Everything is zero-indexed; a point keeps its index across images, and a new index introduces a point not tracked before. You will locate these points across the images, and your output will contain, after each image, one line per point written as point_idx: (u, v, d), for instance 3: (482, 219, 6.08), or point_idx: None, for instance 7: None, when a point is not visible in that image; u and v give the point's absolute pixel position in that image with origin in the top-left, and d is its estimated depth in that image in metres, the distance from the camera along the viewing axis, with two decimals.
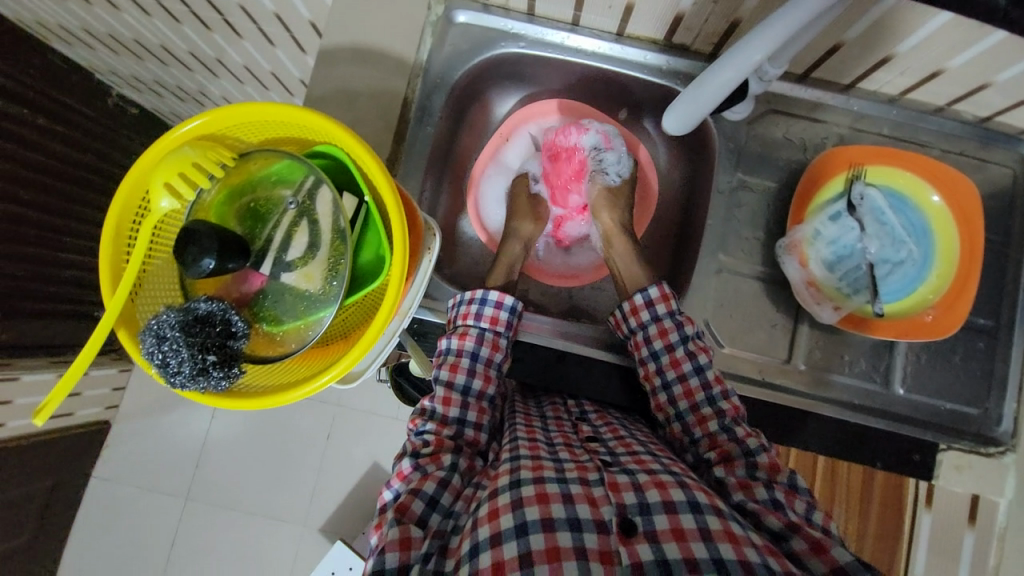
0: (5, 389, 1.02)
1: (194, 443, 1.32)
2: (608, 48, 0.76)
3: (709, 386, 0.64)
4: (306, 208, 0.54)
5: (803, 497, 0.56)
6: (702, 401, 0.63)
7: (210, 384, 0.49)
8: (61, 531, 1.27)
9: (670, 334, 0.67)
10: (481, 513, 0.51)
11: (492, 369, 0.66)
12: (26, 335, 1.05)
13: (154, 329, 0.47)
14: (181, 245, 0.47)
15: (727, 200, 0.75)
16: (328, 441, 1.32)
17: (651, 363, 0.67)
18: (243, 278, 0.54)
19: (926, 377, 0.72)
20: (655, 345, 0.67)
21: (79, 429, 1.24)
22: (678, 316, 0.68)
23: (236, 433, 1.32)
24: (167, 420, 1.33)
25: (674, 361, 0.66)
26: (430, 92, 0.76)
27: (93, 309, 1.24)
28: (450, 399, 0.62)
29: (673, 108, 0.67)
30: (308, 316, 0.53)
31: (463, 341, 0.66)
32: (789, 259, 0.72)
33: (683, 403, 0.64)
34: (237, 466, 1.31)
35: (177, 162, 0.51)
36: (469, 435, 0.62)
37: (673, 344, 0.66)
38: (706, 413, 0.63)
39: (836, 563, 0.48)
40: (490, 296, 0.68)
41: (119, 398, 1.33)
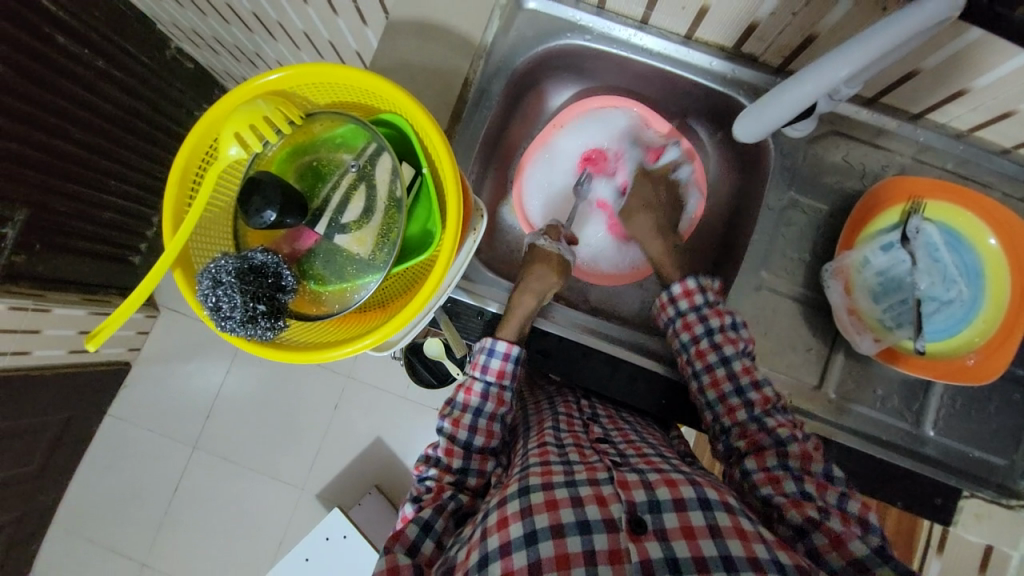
0: (34, 318, 1.06)
1: (209, 394, 1.36)
2: (674, 50, 0.76)
3: (736, 376, 0.63)
4: (366, 172, 0.55)
5: (836, 488, 0.55)
6: (730, 391, 0.63)
7: (256, 334, 0.50)
8: (72, 462, 1.31)
9: (704, 321, 0.67)
10: (489, 522, 0.50)
11: (496, 424, 0.64)
12: (57, 270, 1.09)
13: (212, 272, 0.48)
14: (247, 193, 0.49)
15: (776, 218, 0.74)
16: (336, 410, 1.34)
17: (682, 354, 0.68)
18: (297, 235, 0.55)
19: (957, 421, 0.71)
20: (683, 338, 0.68)
21: (102, 367, 1.28)
22: (708, 306, 0.68)
23: (249, 390, 1.35)
24: (186, 369, 1.37)
25: (701, 352, 0.66)
26: (492, 77, 0.75)
27: (128, 252, 1.27)
28: (452, 451, 0.62)
29: (746, 115, 0.66)
30: (355, 280, 0.54)
31: (469, 395, 0.64)
32: (834, 284, 0.70)
33: (712, 392, 0.64)
34: (246, 423, 1.34)
35: (248, 114, 0.51)
36: (472, 482, 0.62)
37: (699, 335, 0.66)
38: (735, 403, 0.62)
39: (852, 556, 0.51)
40: (497, 347, 0.65)
41: (142, 342, 1.37)
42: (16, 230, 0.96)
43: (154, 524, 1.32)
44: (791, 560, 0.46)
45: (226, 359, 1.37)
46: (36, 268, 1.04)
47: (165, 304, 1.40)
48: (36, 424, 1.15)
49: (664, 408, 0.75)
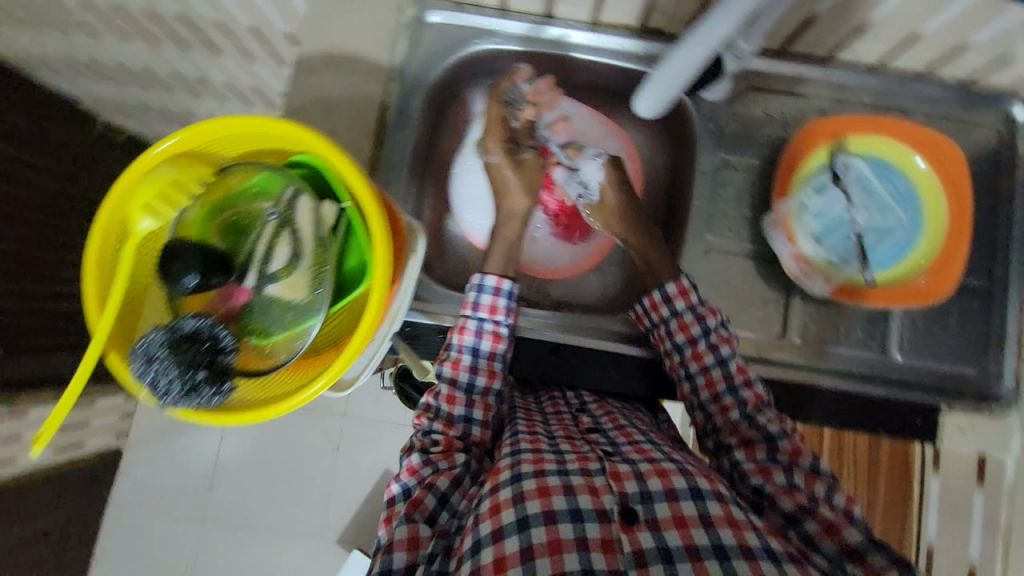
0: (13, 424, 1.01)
1: (207, 464, 1.33)
2: (581, 37, 0.77)
3: (715, 347, 0.63)
4: (287, 217, 0.53)
5: (824, 480, 0.56)
6: (712, 364, 0.62)
7: (202, 401, 0.49)
8: (79, 564, 1.27)
9: (681, 299, 0.66)
10: (482, 509, 0.51)
11: (492, 397, 0.63)
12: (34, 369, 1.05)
13: (142, 350, 0.48)
14: (167, 261, 0.48)
15: (711, 180, 0.75)
16: (338, 453, 1.32)
17: (675, 355, 0.65)
18: (228, 294, 0.53)
19: (924, 342, 0.72)
20: (678, 339, 0.65)
21: (87, 462, 1.23)
22: (670, 284, 0.66)
23: (247, 450, 1.33)
24: (177, 444, 1.33)
25: (683, 326, 0.65)
26: (408, 94, 0.76)
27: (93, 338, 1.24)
28: (454, 398, 0.61)
29: (643, 91, 0.67)
30: (296, 326, 0.53)
31: (462, 335, 0.63)
32: (777, 235, 0.71)
33: (694, 364, 0.64)
34: (250, 484, 1.32)
35: (156, 182, 0.51)
36: (477, 433, 0.62)
37: (695, 337, 0.64)
38: (715, 376, 0.62)
39: (846, 542, 0.52)
40: (486, 283, 0.65)
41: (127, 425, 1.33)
42: None
43: None
44: (782, 547, 0.46)
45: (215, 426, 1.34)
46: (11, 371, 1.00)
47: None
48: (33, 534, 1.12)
49: (643, 386, 0.74)
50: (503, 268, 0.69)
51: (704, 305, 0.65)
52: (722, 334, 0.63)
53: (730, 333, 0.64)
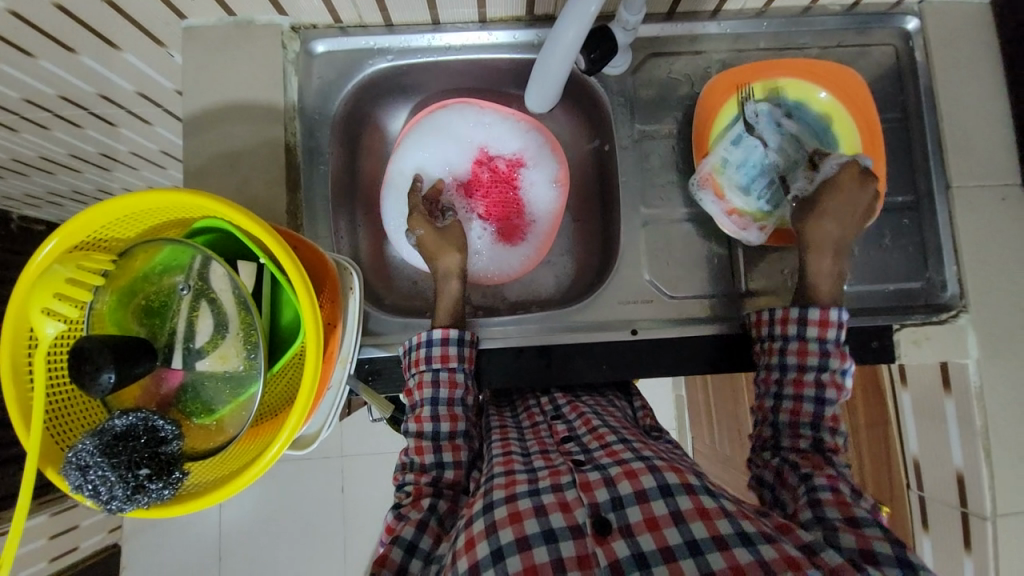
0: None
1: (212, 538, 1.28)
2: (475, 38, 0.75)
3: (823, 387, 0.62)
4: (202, 289, 0.52)
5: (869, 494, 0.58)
6: (808, 397, 0.62)
7: (152, 498, 0.46)
8: None
9: (816, 327, 0.63)
10: (458, 546, 0.50)
11: (461, 436, 0.64)
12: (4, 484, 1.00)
13: (74, 460, 0.44)
14: None
15: (634, 154, 0.75)
16: (344, 493, 1.30)
17: (774, 371, 0.65)
18: (161, 378, 0.51)
19: (865, 266, 0.74)
20: (787, 358, 0.64)
21: (92, 559, 1.19)
22: (814, 310, 0.63)
23: (251, 513, 1.29)
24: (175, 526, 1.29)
25: (802, 351, 0.64)
26: (313, 129, 0.75)
27: None
28: (422, 448, 0.63)
29: (532, 76, 0.67)
30: (238, 398, 0.51)
31: (421, 388, 0.65)
32: (706, 195, 0.71)
33: (790, 388, 0.64)
34: (260, 548, 1.28)
35: (50, 283, 0.48)
36: (450, 476, 0.63)
37: (808, 366, 0.63)
38: (805, 408, 0.62)
39: (850, 512, 0.53)
40: (434, 335, 0.65)
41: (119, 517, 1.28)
42: None
43: None
44: (755, 527, 0.46)
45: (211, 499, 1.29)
46: None
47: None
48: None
49: (613, 370, 0.72)
50: (453, 321, 0.69)
51: (832, 345, 0.63)
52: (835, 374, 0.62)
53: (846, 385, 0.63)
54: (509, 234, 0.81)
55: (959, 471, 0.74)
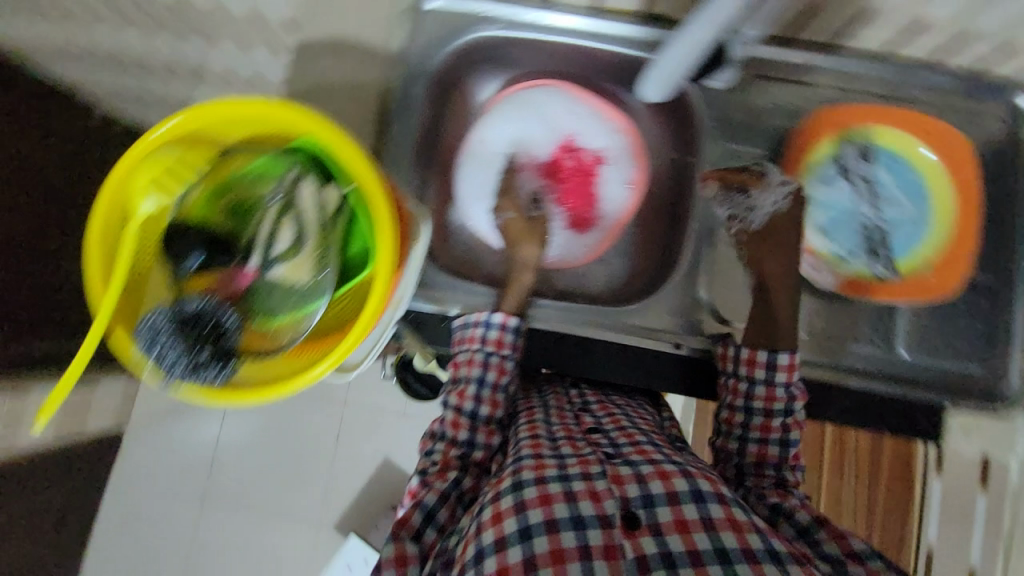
0: None
1: (206, 450, 1.33)
2: (583, 25, 0.75)
3: (789, 428, 0.62)
4: (290, 201, 0.53)
5: None
6: (773, 438, 0.62)
7: (206, 379, 0.49)
8: (77, 551, 1.28)
9: (784, 371, 0.62)
10: (483, 518, 0.52)
11: (499, 392, 0.67)
12: None
13: (149, 327, 0.49)
14: (176, 244, 0.52)
15: (720, 170, 0.76)
16: (339, 440, 1.34)
17: (738, 411, 0.63)
18: (232, 275, 0.53)
19: (930, 338, 0.72)
20: (753, 402, 0.63)
21: (90, 444, 1.22)
22: (784, 354, 0.62)
23: (248, 437, 1.33)
24: (177, 427, 1.33)
25: (770, 395, 0.62)
26: (409, 82, 0.76)
27: None
28: (458, 423, 0.65)
29: (653, 66, 0.66)
30: (301, 309, 0.54)
31: (471, 366, 0.67)
32: (783, 227, 0.71)
33: (755, 429, 0.62)
34: (248, 473, 1.33)
35: (160, 164, 0.51)
36: (478, 455, 0.65)
37: (774, 410, 0.62)
38: (769, 449, 0.62)
39: (850, 548, 0.53)
40: (494, 319, 0.68)
41: (127, 410, 1.31)
42: None
43: None
44: (784, 547, 0.48)
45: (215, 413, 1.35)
46: None
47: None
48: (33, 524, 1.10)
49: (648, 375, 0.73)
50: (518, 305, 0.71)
51: (793, 385, 0.63)
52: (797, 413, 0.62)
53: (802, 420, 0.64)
54: (580, 226, 0.80)
55: (972, 570, 0.66)
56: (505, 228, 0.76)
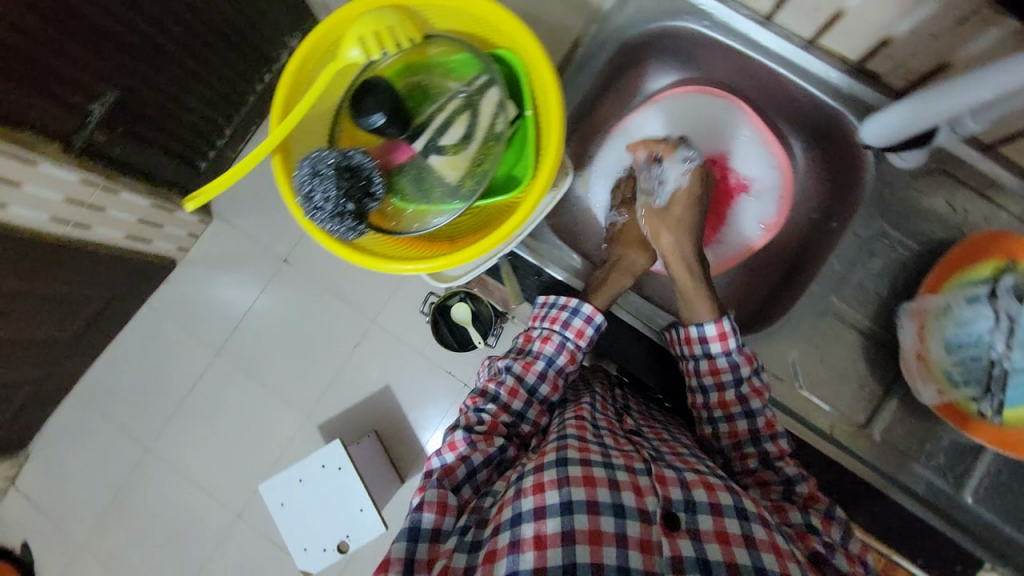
0: (105, 197, 1.22)
1: (238, 308, 1.55)
2: (793, 54, 0.72)
3: (745, 399, 0.65)
4: (472, 101, 0.55)
5: (840, 526, 0.59)
6: (738, 414, 0.65)
7: (340, 231, 0.52)
8: (105, 336, 1.51)
9: (717, 341, 0.65)
10: (525, 485, 0.57)
11: (561, 378, 0.71)
12: (139, 161, 1.25)
13: (313, 163, 0.50)
14: (362, 94, 0.51)
15: (861, 245, 0.72)
16: (354, 349, 1.53)
17: (699, 395, 0.67)
18: (392, 148, 0.55)
19: (1005, 499, 0.68)
20: (705, 380, 0.66)
21: (153, 258, 1.46)
22: (710, 325, 0.65)
23: (278, 312, 1.54)
24: (218, 280, 1.55)
25: (713, 368, 0.66)
26: (604, 42, 0.74)
27: (193, 158, 1.40)
28: (516, 391, 0.69)
29: (901, 103, 0.62)
30: (440, 204, 0.55)
31: (544, 344, 0.70)
32: (906, 325, 0.69)
33: (718, 410, 0.66)
34: (269, 342, 1.54)
35: (375, 21, 0.53)
36: (524, 428, 0.70)
37: (725, 384, 0.65)
38: (740, 427, 0.65)
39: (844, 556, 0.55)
40: (582, 309, 0.70)
41: (190, 244, 1.55)
42: (104, 111, 1.08)
43: (168, 409, 1.54)
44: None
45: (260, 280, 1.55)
46: (113, 151, 1.17)
47: (218, 215, 1.56)
48: (86, 296, 1.34)
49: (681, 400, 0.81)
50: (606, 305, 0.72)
51: (738, 350, 0.65)
52: (755, 383, 0.65)
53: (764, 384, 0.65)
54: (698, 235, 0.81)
55: None
56: (618, 230, 0.78)
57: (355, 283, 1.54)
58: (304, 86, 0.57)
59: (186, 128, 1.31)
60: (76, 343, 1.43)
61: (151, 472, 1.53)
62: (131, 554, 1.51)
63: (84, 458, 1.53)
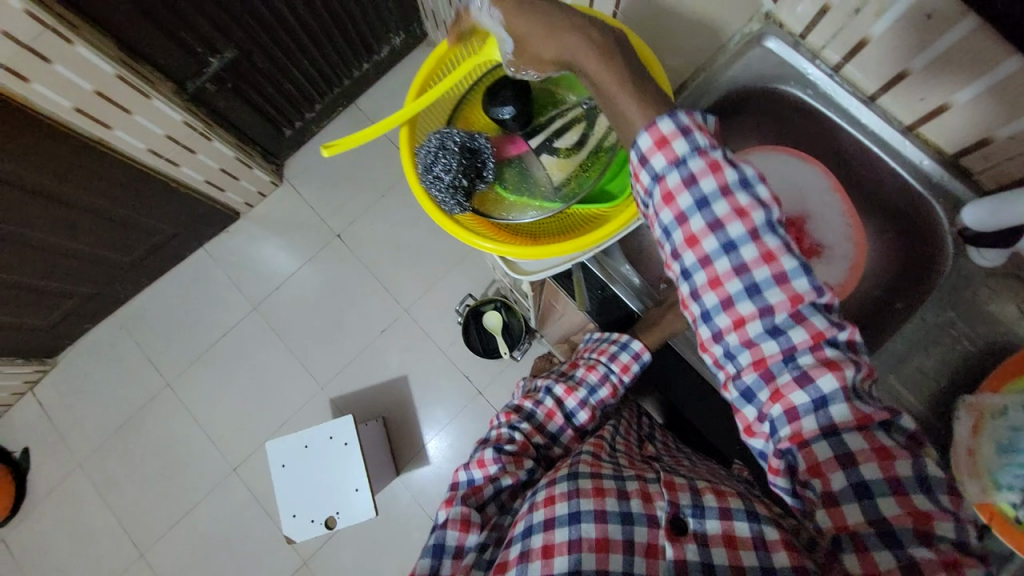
0: (198, 141, 1.31)
1: (283, 272, 1.62)
2: (890, 136, 0.75)
3: (720, 225, 0.48)
4: (592, 113, 0.60)
5: (905, 462, 0.47)
6: (718, 251, 0.49)
7: (447, 202, 0.57)
8: (156, 271, 1.59)
9: (659, 153, 0.48)
10: (537, 499, 0.59)
11: (599, 408, 0.71)
12: (232, 113, 1.33)
13: (439, 138, 0.58)
14: (499, 88, 0.59)
15: (924, 332, 0.73)
16: (381, 333, 1.57)
17: (666, 246, 0.51)
18: (508, 141, 0.62)
19: None
20: (666, 219, 0.50)
21: (221, 207, 1.55)
22: (644, 136, 0.48)
23: (318, 283, 1.60)
24: (272, 242, 1.63)
25: (669, 193, 0.49)
26: (700, 93, 0.82)
27: (279, 120, 1.50)
28: (554, 413, 0.70)
29: (993, 199, 0.64)
30: (542, 200, 0.61)
31: (588, 372, 0.71)
32: (964, 420, 0.69)
33: (692, 256, 0.50)
34: (303, 308, 1.60)
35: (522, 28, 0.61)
36: (554, 451, 0.71)
37: (689, 214, 0.49)
38: (722, 271, 0.49)
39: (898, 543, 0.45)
40: (632, 344, 0.71)
41: (256, 201, 1.63)
42: (220, 64, 1.18)
43: (194, 353, 1.60)
44: None
45: (312, 248, 1.62)
46: (218, 102, 1.28)
47: (287, 179, 1.65)
48: (152, 226, 1.42)
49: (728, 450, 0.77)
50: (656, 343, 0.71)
51: (696, 154, 0.48)
52: (736, 201, 0.48)
53: (748, 186, 0.48)
54: None
55: None
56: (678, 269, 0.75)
57: (398, 271, 1.60)
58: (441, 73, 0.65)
59: (282, 94, 1.41)
60: (128, 270, 1.50)
61: (165, 406, 1.58)
62: (126, 482, 1.54)
63: (108, 379, 1.60)
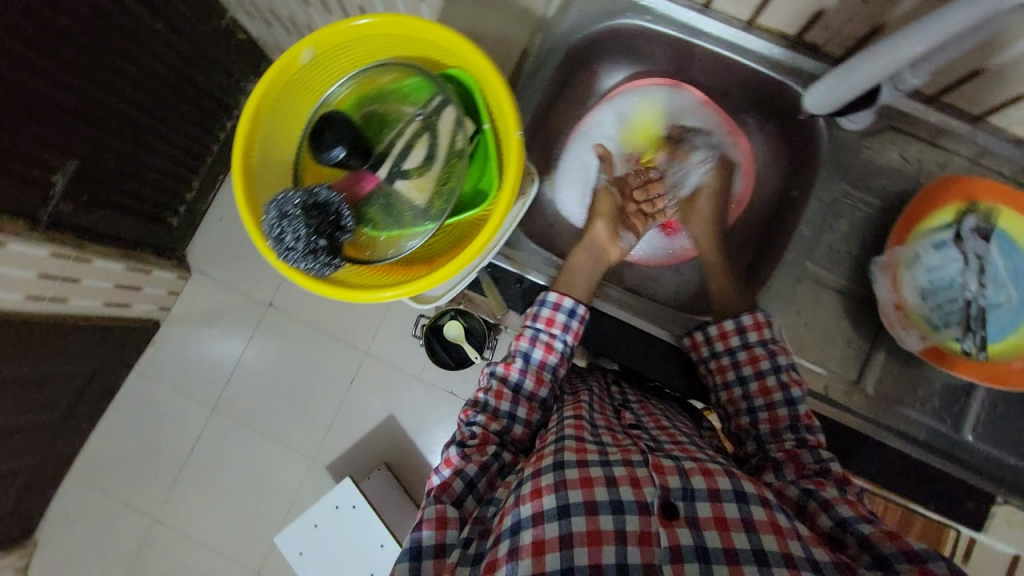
0: (77, 268, 1.19)
1: (228, 362, 1.52)
2: (735, 36, 0.75)
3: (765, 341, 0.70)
4: (430, 122, 0.57)
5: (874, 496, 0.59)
6: (767, 370, 0.68)
7: (314, 267, 0.52)
8: (91, 412, 1.46)
9: (755, 330, 0.70)
10: (523, 491, 0.57)
11: (546, 372, 0.69)
12: (102, 224, 1.21)
13: (279, 204, 0.51)
14: (320, 129, 0.53)
15: (826, 210, 0.77)
16: (351, 384, 1.51)
17: (723, 364, 0.71)
18: (357, 179, 0.56)
19: (997, 426, 0.73)
20: (739, 365, 0.69)
21: (136, 322, 1.43)
22: (746, 316, 0.71)
23: (268, 360, 1.52)
24: (204, 337, 1.52)
25: (750, 355, 0.69)
26: (548, 52, 0.76)
27: (159, 212, 1.38)
28: (503, 393, 0.68)
29: (821, 82, 0.68)
30: (411, 227, 0.57)
31: (520, 340, 0.69)
32: (880, 279, 0.72)
33: (749, 369, 0.69)
34: (263, 390, 1.51)
35: None
36: (517, 431, 0.68)
37: (763, 368, 0.68)
38: (770, 384, 0.67)
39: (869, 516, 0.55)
40: (548, 299, 0.70)
41: (171, 301, 1.52)
42: (64, 184, 1.06)
43: (168, 478, 1.49)
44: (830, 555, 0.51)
45: (247, 329, 1.52)
46: (83, 219, 1.16)
47: (194, 268, 1.53)
48: (69, 372, 1.30)
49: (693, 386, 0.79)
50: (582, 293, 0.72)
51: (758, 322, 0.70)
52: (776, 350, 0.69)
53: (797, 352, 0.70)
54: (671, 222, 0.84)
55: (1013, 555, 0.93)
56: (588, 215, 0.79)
57: (345, 318, 1.53)
58: (265, 122, 0.59)
59: (150, 187, 1.30)
60: (60, 424, 1.37)
61: (160, 542, 1.48)
62: None
63: (90, 539, 1.48)
